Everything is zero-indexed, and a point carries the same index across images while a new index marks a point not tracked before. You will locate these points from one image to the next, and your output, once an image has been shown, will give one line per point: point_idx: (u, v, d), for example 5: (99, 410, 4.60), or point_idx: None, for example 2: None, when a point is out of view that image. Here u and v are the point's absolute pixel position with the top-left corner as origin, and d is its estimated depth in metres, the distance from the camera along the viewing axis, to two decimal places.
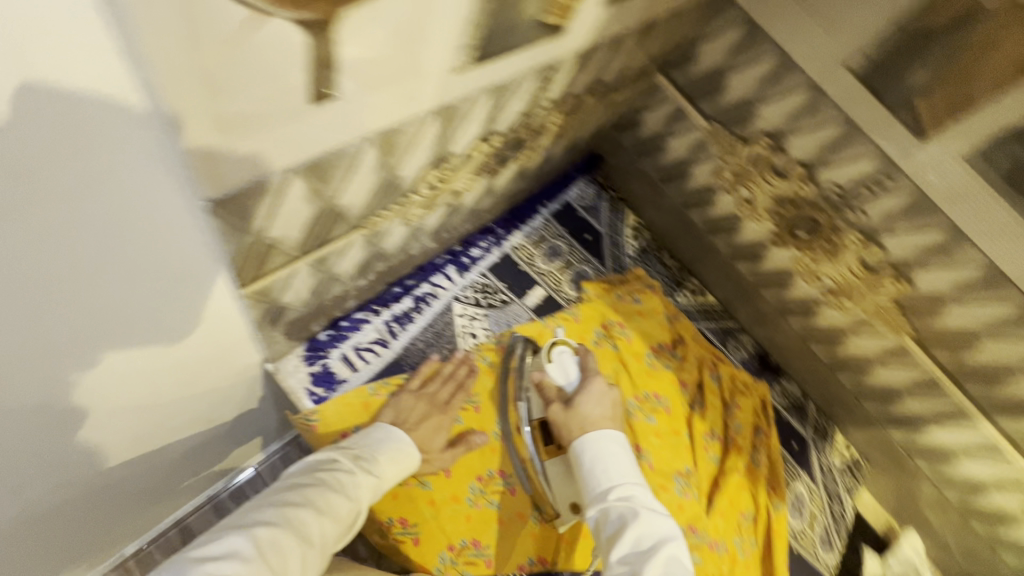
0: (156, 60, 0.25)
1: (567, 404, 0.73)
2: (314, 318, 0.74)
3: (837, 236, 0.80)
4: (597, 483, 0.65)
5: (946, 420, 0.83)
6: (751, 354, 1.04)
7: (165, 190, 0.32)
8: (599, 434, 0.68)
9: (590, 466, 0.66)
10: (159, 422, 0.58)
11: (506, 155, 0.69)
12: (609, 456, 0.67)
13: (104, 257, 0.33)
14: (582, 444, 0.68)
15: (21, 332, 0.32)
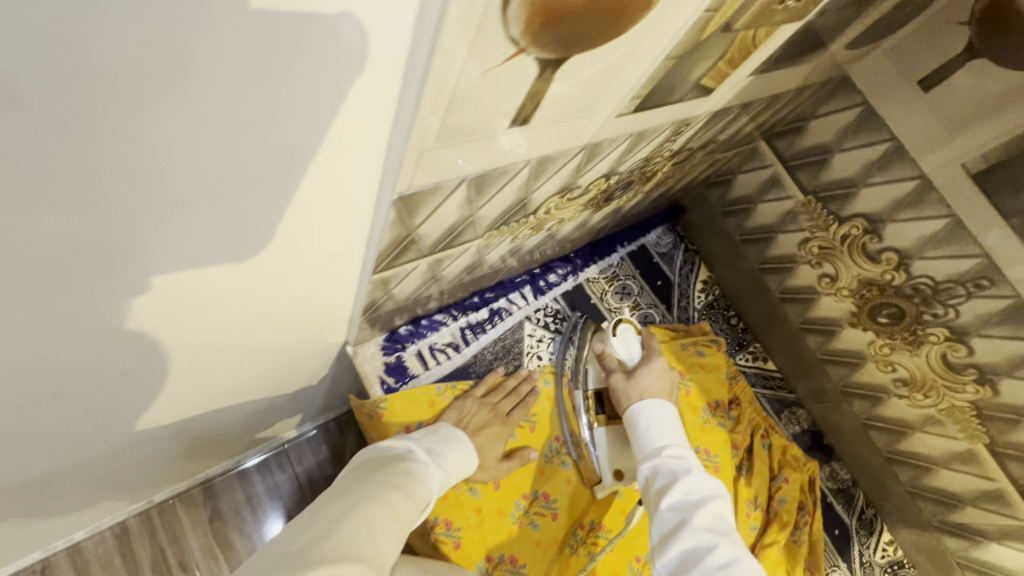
0: (428, 93, 0.29)
1: (628, 375, 0.78)
2: (402, 311, 0.78)
3: (921, 329, 0.80)
4: (652, 441, 0.69)
5: (1008, 538, 0.81)
6: (804, 429, 1.03)
7: (367, 182, 0.36)
8: (653, 402, 0.72)
9: (645, 425, 0.70)
10: (249, 379, 0.61)
11: (613, 194, 0.73)
12: (664, 419, 0.71)
13: (301, 227, 0.38)
14: (637, 407, 0.73)
15: (220, 276, 0.37)
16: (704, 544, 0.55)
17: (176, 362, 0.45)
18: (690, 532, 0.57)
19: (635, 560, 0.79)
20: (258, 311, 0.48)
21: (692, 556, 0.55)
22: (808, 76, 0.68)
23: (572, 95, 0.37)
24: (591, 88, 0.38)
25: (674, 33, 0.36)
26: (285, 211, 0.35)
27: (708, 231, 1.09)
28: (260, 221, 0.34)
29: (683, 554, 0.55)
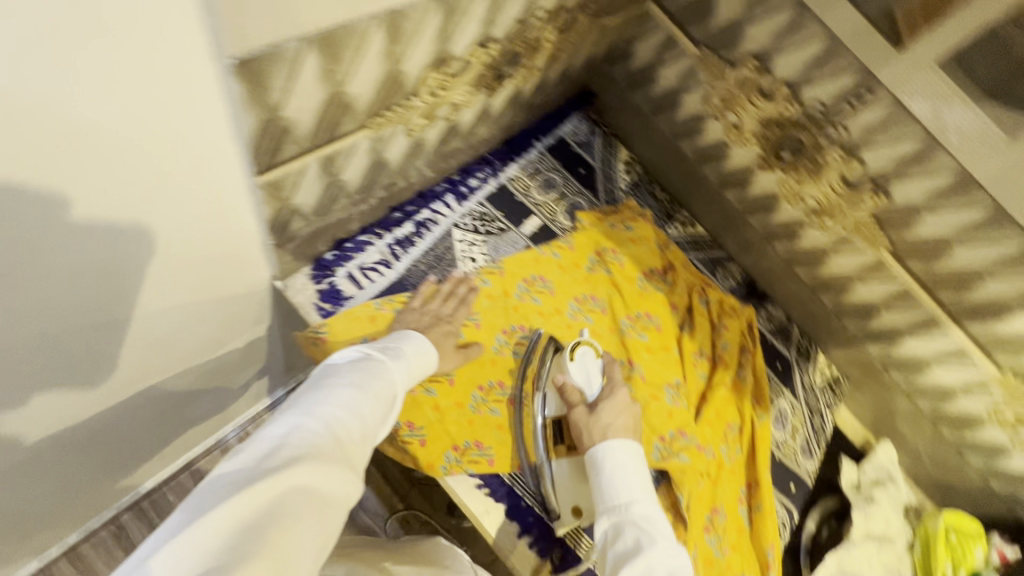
0: None
1: (590, 409, 0.76)
2: (321, 235, 0.77)
3: (820, 155, 0.84)
4: (617, 494, 0.67)
5: (919, 330, 0.89)
6: (740, 282, 1.08)
7: (198, 52, 0.38)
8: (620, 442, 0.71)
9: (611, 473, 0.68)
10: (177, 331, 0.62)
11: (504, 71, 0.72)
12: (630, 467, 0.69)
13: (155, 123, 0.39)
14: (604, 449, 0.70)
15: (93, 189, 0.39)
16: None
17: (86, 304, 0.47)
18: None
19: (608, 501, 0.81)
20: (160, 245, 0.49)
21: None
22: None
23: None
24: None
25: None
26: (123, 96, 0.35)
27: (619, 110, 1.08)
28: (96, 105, 0.34)
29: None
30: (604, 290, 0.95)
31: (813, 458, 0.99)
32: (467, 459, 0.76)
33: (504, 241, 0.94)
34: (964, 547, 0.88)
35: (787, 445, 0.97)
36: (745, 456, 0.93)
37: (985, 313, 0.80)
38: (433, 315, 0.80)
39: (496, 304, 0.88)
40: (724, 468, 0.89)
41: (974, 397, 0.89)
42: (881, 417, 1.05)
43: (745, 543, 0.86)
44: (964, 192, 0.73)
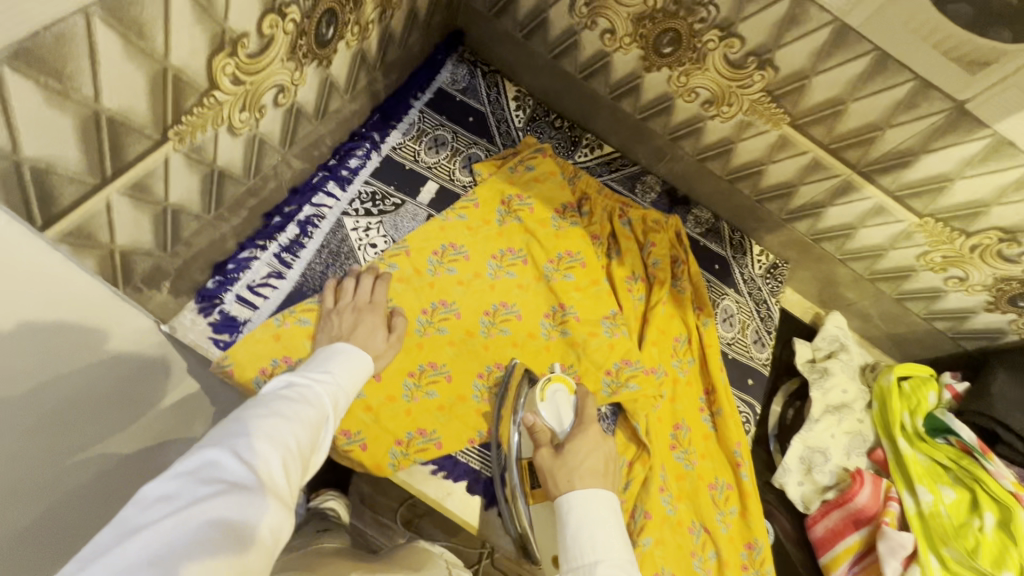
0: None
1: (559, 451, 0.71)
2: (190, 265, 0.70)
3: (698, 41, 0.78)
4: (584, 551, 0.60)
5: (839, 198, 0.87)
6: (661, 192, 1.04)
7: None
8: (592, 492, 0.65)
9: (577, 528, 0.62)
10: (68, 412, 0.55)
11: (326, 35, 0.63)
12: (599, 520, 0.62)
13: None
14: (575, 496, 0.64)
15: None
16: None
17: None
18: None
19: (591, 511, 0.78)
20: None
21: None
22: None
23: None
24: None
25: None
26: None
27: (493, 42, 0.99)
28: None
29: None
30: (520, 240, 0.90)
31: (766, 348, 0.98)
32: (414, 450, 0.74)
33: (402, 216, 0.88)
34: (918, 395, 0.89)
35: (738, 343, 0.97)
36: (699, 366, 0.93)
37: (894, 165, 0.78)
38: (339, 315, 0.74)
39: (409, 285, 0.83)
40: (679, 383, 0.89)
41: (903, 249, 0.89)
42: (826, 290, 1.04)
43: (713, 449, 0.87)
44: (844, 45, 0.69)
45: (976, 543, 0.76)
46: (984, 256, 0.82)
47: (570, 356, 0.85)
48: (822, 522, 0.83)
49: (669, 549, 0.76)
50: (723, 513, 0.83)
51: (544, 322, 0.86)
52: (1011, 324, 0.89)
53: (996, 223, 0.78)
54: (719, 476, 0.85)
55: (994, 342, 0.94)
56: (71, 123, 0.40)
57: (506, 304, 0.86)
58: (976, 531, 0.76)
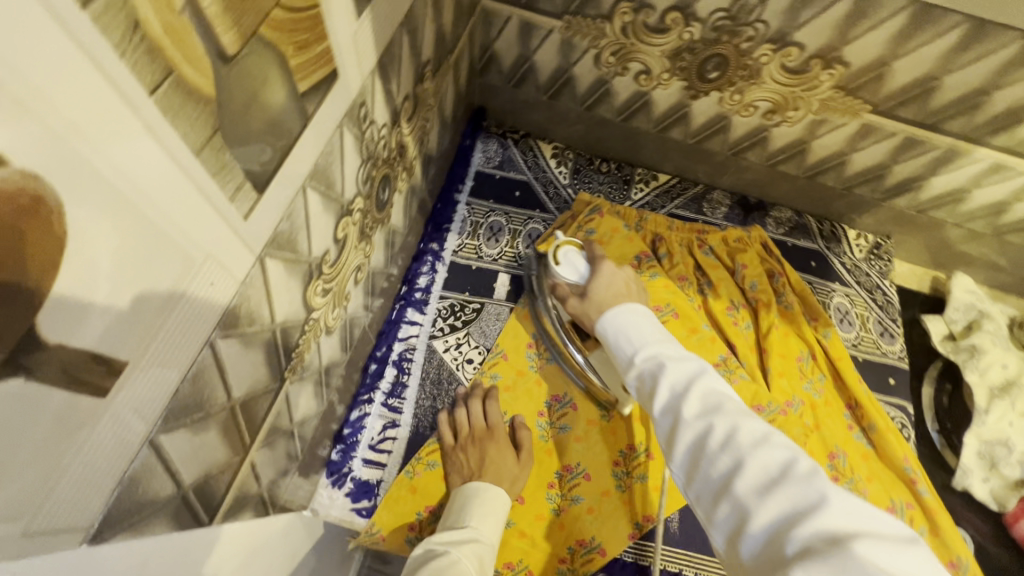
0: None
1: (582, 294, 0.68)
2: (317, 446, 0.71)
3: (748, 58, 0.71)
4: (626, 351, 0.56)
5: (942, 166, 0.78)
6: (731, 204, 0.97)
7: None
8: (620, 306, 0.60)
9: (614, 337, 0.58)
10: None
11: (384, 197, 0.61)
12: (631, 320, 0.58)
13: None
14: (605, 320, 0.60)
15: None
16: (702, 432, 0.46)
17: None
18: (685, 431, 0.47)
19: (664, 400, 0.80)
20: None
21: (697, 446, 0.46)
22: None
23: (131, 282, 0.26)
24: (145, 256, 0.26)
25: (163, 115, 0.25)
26: None
27: (516, 110, 0.95)
28: None
29: (688, 451, 0.47)
30: None
31: (897, 338, 0.90)
32: (581, 564, 0.71)
33: (486, 320, 0.85)
34: None
35: (865, 342, 0.89)
36: (831, 379, 0.87)
37: (1008, 123, 0.69)
38: (465, 451, 0.72)
39: (516, 391, 0.80)
40: (818, 405, 0.83)
41: None
42: (941, 253, 0.95)
43: (878, 468, 0.80)
44: (928, 24, 0.61)
45: None
46: None
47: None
48: None
49: None
50: None
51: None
52: None
53: None
54: (896, 496, 0.78)
55: None
56: (215, 431, 0.39)
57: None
58: None
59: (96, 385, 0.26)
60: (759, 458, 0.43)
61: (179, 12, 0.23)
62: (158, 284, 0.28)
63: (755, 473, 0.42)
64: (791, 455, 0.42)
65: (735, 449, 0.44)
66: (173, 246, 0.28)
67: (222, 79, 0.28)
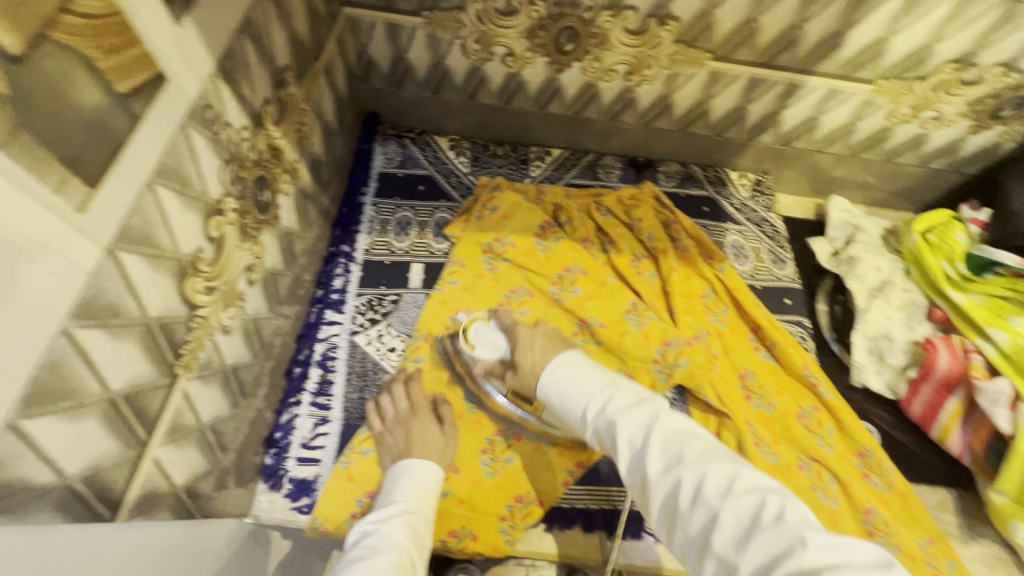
0: None
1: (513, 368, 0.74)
2: (246, 452, 0.72)
3: (594, 26, 0.78)
4: (573, 411, 0.58)
5: (789, 99, 0.86)
6: (623, 166, 1.03)
7: None
8: (549, 367, 0.63)
9: (557, 400, 0.60)
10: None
11: (265, 198, 0.64)
12: (564, 378, 0.60)
13: None
14: (544, 387, 0.62)
15: None
16: (671, 489, 0.47)
17: None
18: (653, 489, 0.48)
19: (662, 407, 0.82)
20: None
21: (672, 505, 0.47)
22: None
23: None
24: None
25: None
26: None
27: (407, 109, 1.00)
28: None
29: (664, 508, 0.48)
30: (517, 278, 0.91)
31: (788, 262, 0.98)
32: (521, 518, 0.75)
33: (404, 308, 0.88)
34: (947, 241, 0.88)
35: (760, 271, 0.97)
36: (734, 309, 0.93)
37: (827, 51, 0.77)
38: (392, 433, 0.75)
39: (441, 370, 0.84)
40: (724, 335, 0.89)
41: (870, 117, 0.88)
42: (817, 180, 1.04)
43: (785, 381, 0.87)
44: None
45: None
46: (948, 91, 0.81)
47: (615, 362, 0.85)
48: (916, 400, 0.83)
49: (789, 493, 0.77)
50: (822, 436, 0.83)
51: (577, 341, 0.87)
52: (1003, 137, 0.88)
53: (945, 58, 0.77)
54: (802, 403, 0.85)
55: (996, 158, 0.93)
56: (95, 421, 0.41)
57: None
58: None
59: None
60: (730, 509, 0.43)
61: None
62: None
63: (730, 524, 0.43)
64: (759, 498, 0.43)
65: (706, 503, 0.44)
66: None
67: (17, 77, 0.31)
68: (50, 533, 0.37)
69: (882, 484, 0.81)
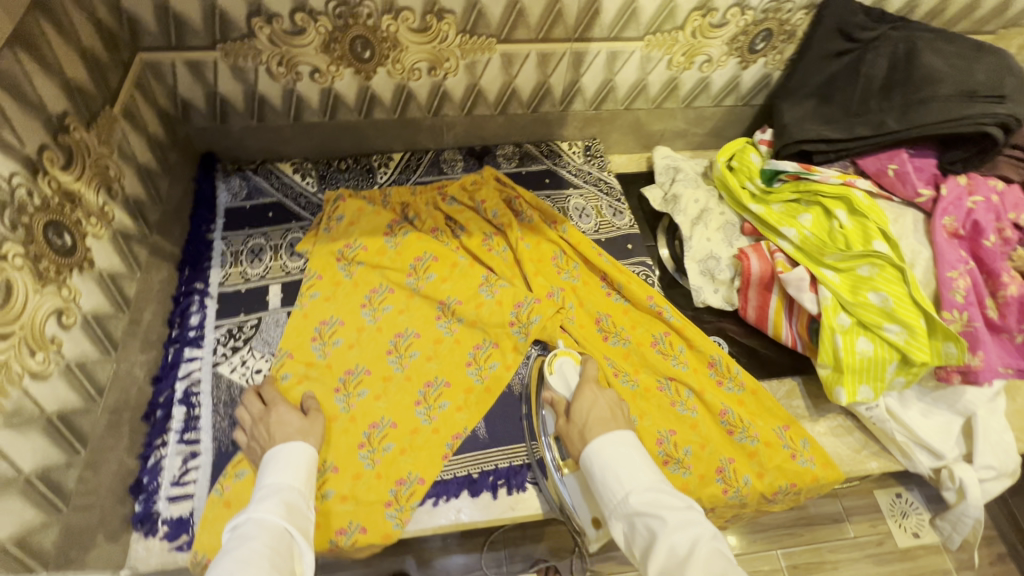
0: None
1: (568, 413, 0.74)
2: (110, 501, 0.71)
3: (381, 30, 0.84)
4: (614, 493, 0.64)
5: (580, 67, 0.96)
6: (464, 157, 1.10)
7: None
8: (607, 437, 0.68)
9: (603, 475, 0.65)
10: None
11: (66, 243, 0.65)
12: (621, 463, 0.65)
13: None
14: (592, 453, 0.67)
15: None
16: None
17: None
18: None
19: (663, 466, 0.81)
20: None
21: None
22: None
23: None
24: None
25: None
26: None
27: (240, 142, 1.02)
28: None
29: None
30: (376, 278, 0.94)
31: (626, 212, 1.07)
32: (405, 499, 0.77)
33: (266, 330, 0.89)
34: (745, 164, 0.99)
35: (603, 225, 1.05)
36: (584, 263, 1.00)
37: (591, 17, 0.87)
38: (254, 435, 0.75)
39: (310, 380, 0.85)
40: (576, 288, 0.96)
41: (655, 70, 0.99)
42: (639, 135, 1.15)
43: (636, 317, 0.94)
44: None
45: (845, 238, 0.84)
46: (705, 35, 0.93)
47: (479, 333, 0.90)
48: (749, 305, 0.92)
49: (653, 413, 0.84)
50: (675, 356, 0.90)
51: (440, 323, 0.91)
52: (767, 67, 1.02)
53: (690, 8, 0.89)
54: (655, 332, 0.92)
55: (771, 85, 1.07)
56: None
57: (399, 334, 0.90)
58: (840, 230, 0.85)
59: None
60: None
61: None
62: None
63: None
64: None
65: None
66: None
67: None
68: None
69: (735, 387, 0.89)
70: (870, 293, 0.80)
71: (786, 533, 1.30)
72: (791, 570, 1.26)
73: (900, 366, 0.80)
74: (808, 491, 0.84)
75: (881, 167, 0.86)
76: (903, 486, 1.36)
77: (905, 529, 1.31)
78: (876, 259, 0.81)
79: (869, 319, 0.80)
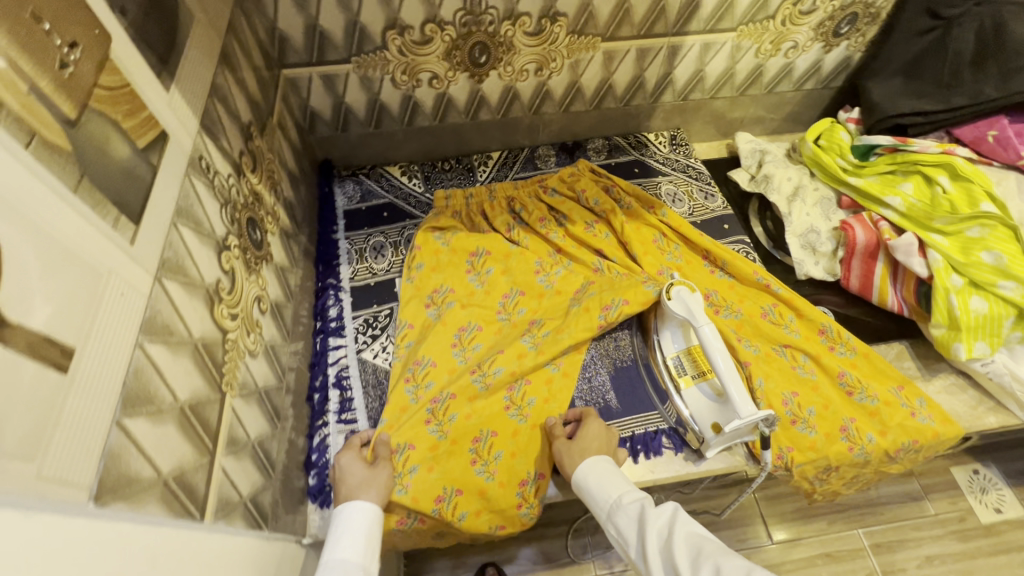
0: None
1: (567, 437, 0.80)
2: (291, 475, 0.78)
3: (500, 36, 0.91)
4: (603, 502, 0.71)
5: (675, 58, 1.02)
6: (557, 152, 1.16)
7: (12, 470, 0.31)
8: (595, 459, 0.75)
9: (595, 492, 0.72)
10: None
11: (257, 237, 0.72)
12: (598, 480, 0.73)
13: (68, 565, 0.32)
14: (583, 469, 0.74)
15: None
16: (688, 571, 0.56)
17: None
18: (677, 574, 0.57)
19: (796, 425, 0.85)
20: None
21: None
22: (218, 13, 0.68)
23: (59, 286, 0.36)
24: (55, 267, 0.36)
25: (40, 161, 0.35)
26: None
27: (354, 149, 1.10)
28: None
29: None
30: (462, 317, 0.92)
31: (716, 195, 1.12)
32: (533, 496, 0.80)
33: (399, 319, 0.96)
34: (835, 141, 1.04)
35: (696, 208, 1.10)
36: (684, 243, 1.05)
37: (690, 12, 0.93)
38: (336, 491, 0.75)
39: (401, 424, 0.81)
40: (680, 268, 1.00)
41: (744, 58, 1.04)
42: (720, 122, 1.20)
43: (743, 291, 0.99)
44: None
45: (950, 202, 0.88)
46: (794, 22, 0.99)
47: (563, 342, 0.86)
48: (853, 275, 0.96)
49: (776, 376, 0.88)
50: (786, 324, 0.95)
51: (523, 337, 0.89)
52: (850, 49, 1.07)
53: None
54: (764, 303, 0.97)
55: (852, 67, 1.12)
56: (174, 425, 0.48)
57: (488, 365, 0.86)
58: (943, 195, 0.89)
59: (58, 362, 0.35)
60: None
61: (26, 94, 0.35)
62: (75, 292, 0.37)
63: None
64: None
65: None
66: (75, 260, 0.38)
67: (73, 137, 0.39)
68: (157, 527, 0.43)
69: (847, 351, 0.93)
70: (982, 252, 0.84)
71: (866, 513, 1.31)
72: (874, 549, 1.27)
73: (1016, 322, 0.84)
74: (927, 448, 0.88)
75: (980, 134, 0.91)
76: (980, 463, 1.37)
77: (986, 505, 1.32)
78: (986, 220, 0.85)
79: (983, 278, 0.84)
